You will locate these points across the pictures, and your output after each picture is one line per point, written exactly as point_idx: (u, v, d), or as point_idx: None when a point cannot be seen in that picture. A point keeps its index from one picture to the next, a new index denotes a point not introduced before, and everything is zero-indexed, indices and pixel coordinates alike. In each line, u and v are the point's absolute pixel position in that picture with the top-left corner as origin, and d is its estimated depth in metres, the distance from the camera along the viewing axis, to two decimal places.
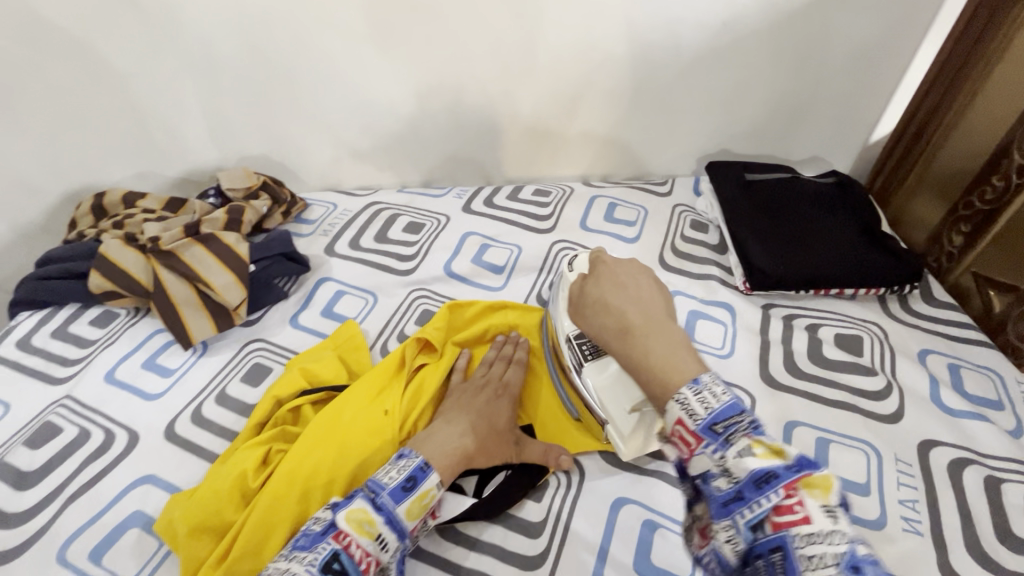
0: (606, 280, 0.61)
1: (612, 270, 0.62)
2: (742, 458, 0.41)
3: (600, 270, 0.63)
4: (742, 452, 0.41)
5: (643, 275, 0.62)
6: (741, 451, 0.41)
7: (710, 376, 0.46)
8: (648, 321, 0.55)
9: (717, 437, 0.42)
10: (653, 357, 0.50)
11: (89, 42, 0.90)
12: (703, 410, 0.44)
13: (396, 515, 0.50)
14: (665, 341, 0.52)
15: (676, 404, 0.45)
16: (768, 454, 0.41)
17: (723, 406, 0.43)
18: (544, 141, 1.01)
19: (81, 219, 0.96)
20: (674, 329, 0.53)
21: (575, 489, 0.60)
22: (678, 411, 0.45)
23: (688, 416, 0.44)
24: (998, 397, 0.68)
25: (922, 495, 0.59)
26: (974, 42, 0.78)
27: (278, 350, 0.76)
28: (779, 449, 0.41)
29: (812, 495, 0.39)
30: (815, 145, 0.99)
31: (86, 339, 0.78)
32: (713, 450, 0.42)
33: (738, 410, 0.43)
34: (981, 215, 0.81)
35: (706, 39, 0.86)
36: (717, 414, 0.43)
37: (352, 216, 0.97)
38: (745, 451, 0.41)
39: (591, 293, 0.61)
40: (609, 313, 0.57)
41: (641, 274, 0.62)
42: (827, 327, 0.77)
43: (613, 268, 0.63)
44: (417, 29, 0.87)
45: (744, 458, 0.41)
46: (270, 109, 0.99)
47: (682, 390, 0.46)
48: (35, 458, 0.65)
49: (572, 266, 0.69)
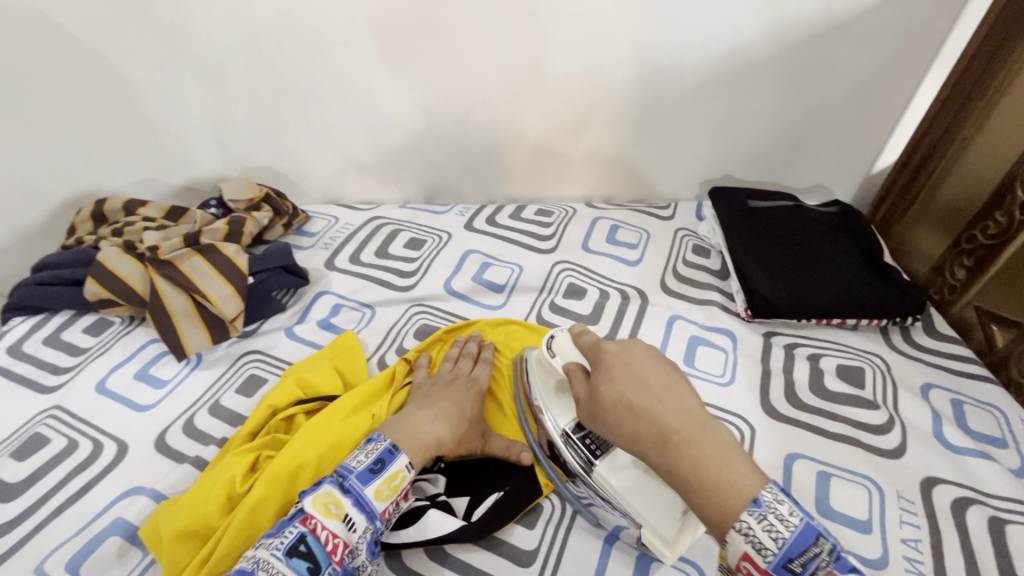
0: (618, 373, 0.52)
1: (621, 359, 0.53)
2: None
3: (607, 361, 0.53)
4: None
5: (654, 356, 0.53)
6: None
7: (771, 492, 0.41)
8: (685, 418, 0.47)
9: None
10: (708, 472, 0.43)
11: (99, 50, 0.91)
12: (773, 543, 0.40)
13: (363, 496, 0.51)
14: (709, 445, 0.45)
15: (740, 537, 0.40)
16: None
17: (796, 535, 0.40)
18: (548, 162, 1.01)
19: (81, 225, 0.95)
20: (713, 425, 0.46)
21: (569, 516, 0.59)
22: (744, 546, 0.40)
23: (756, 552, 0.40)
24: (1001, 435, 0.67)
25: (925, 534, 0.58)
26: (976, 79, 0.79)
27: (273, 362, 0.75)
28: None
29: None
30: (818, 174, 0.99)
31: (79, 347, 0.77)
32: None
33: (813, 538, 0.40)
34: (984, 250, 0.81)
35: (712, 65, 0.86)
36: (791, 548, 0.40)
37: (354, 230, 0.97)
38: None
39: (607, 393, 0.51)
40: (636, 415, 0.48)
41: (651, 355, 0.54)
42: (829, 358, 0.77)
43: (621, 356, 0.53)
44: (427, 48, 0.88)
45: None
46: (277, 121, 0.99)
47: (740, 518, 0.41)
48: (20, 469, 0.63)
49: (550, 349, 0.60)
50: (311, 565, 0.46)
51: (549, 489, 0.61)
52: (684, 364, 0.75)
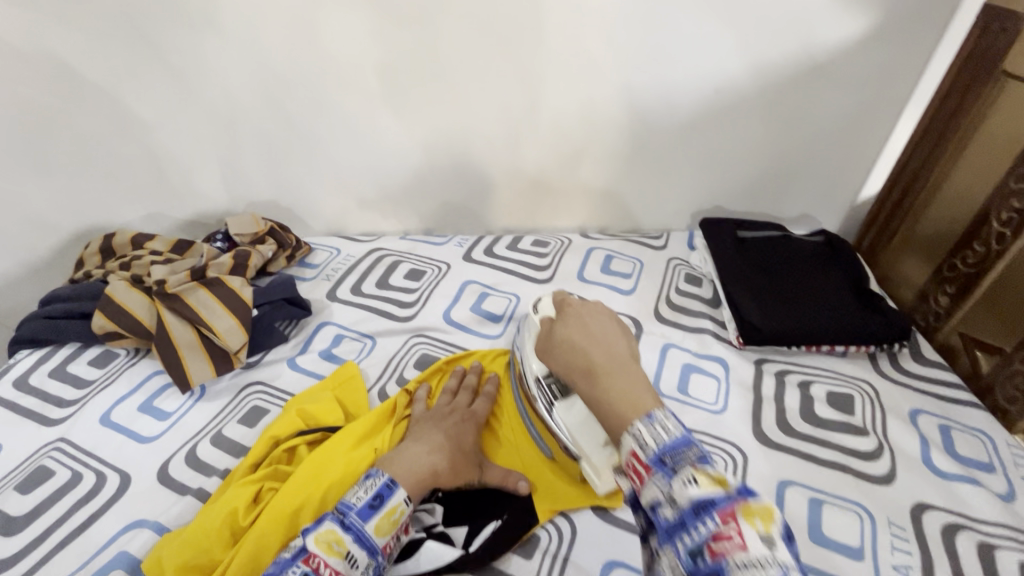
0: (571, 320, 0.56)
1: (578, 311, 0.57)
2: (686, 487, 0.37)
3: (566, 312, 0.58)
4: (687, 482, 0.38)
5: (608, 316, 0.56)
6: (686, 479, 0.38)
7: (663, 412, 0.43)
8: (612, 359, 0.50)
9: (665, 468, 0.39)
10: (616, 395, 0.46)
11: (113, 92, 0.95)
12: (653, 441, 0.41)
13: (364, 532, 0.52)
14: (625, 380, 0.47)
15: (630, 435, 0.42)
16: (711, 483, 0.37)
17: (674, 438, 0.40)
18: (544, 195, 1.05)
19: (88, 258, 0.98)
20: (636, 368, 0.49)
21: (566, 547, 0.59)
22: (630, 443, 0.42)
23: (641, 448, 0.41)
24: (989, 460, 0.69)
25: (916, 560, 0.59)
26: (951, 113, 0.83)
27: (276, 393, 0.77)
28: (722, 479, 0.37)
29: (750, 524, 0.35)
30: (805, 205, 1.02)
31: (84, 380, 0.78)
32: (662, 480, 0.39)
33: (687, 444, 0.40)
34: (964, 278, 0.83)
35: (699, 105, 0.91)
36: (666, 447, 0.40)
37: (355, 262, 0.99)
38: (688, 479, 0.38)
39: (557, 333, 0.55)
40: (573, 350, 0.51)
41: (606, 314, 0.57)
42: (819, 384, 0.78)
43: (579, 309, 0.57)
44: (427, 89, 0.92)
45: (687, 487, 0.37)
46: (282, 158, 1.03)
47: (633, 425, 0.42)
48: (24, 502, 0.64)
49: (537, 308, 0.70)
50: None
51: (547, 520, 0.62)
52: (678, 392, 0.77)
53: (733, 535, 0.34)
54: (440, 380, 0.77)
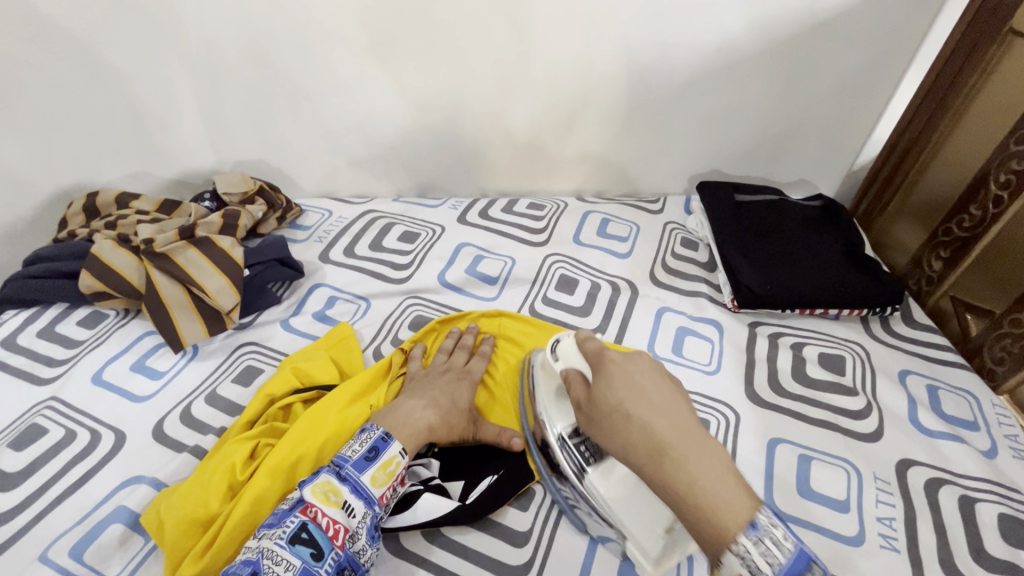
0: (618, 382, 0.52)
1: (623, 369, 0.53)
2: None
3: (609, 369, 0.54)
4: (786, 571, 0.39)
5: (654, 367, 0.54)
6: (786, 570, 0.39)
7: (766, 516, 0.41)
8: (680, 433, 0.47)
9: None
10: (699, 490, 0.43)
11: (90, 43, 0.91)
12: (764, 558, 0.40)
13: (360, 483, 0.53)
14: (705, 464, 0.44)
15: (735, 556, 0.40)
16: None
17: (787, 549, 0.40)
18: (540, 157, 1.03)
19: (72, 218, 0.95)
20: (710, 442, 0.46)
21: (560, 498, 0.60)
22: (740, 566, 0.40)
23: (753, 573, 0.40)
24: (974, 419, 0.70)
25: (899, 512, 0.61)
26: (954, 73, 0.82)
27: (270, 353, 0.76)
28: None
29: None
30: (803, 169, 1.01)
31: (74, 340, 0.77)
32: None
33: (793, 543, 0.40)
34: (959, 242, 0.84)
35: (700, 62, 0.88)
36: (771, 548, 0.40)
37: (347, 223, 0.98)
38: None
39: (606, 400, 0.52)
40: (631, 424, 0.49)
41: (651, 364, 0.54)
42: (811, 346, 0.79)
43: (619, 361, 0.54)
44: (419, 43, 0.89)
45: (786, 572, 0.39)
46: (269, 115, 0.99)
47: (736, 540, 0.40)
48: (18, 459, 0.64)
49: (555, 354, 0.62)
50: (314, 551, 0.48)
51: (541, 474, 0.63)
52: (672, 353, 0.77)
53: None
54: (434, 339, 0.77)
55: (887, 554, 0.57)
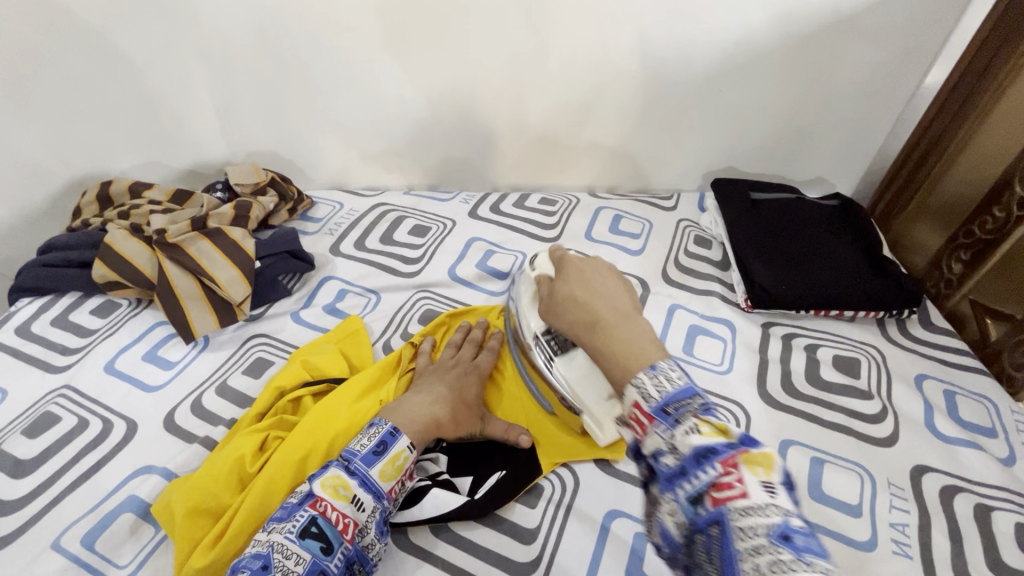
0: (572, 278, 0.56)
1: (579, 269, 0.57)
2: (688, 436, 0.37)
3: (567, 270, 0.58)
4: (689, 430, 0.37)
5: (609, 271, 0.57)
6: (688, 428, 0.37)
7: (667, 363, 0.42)
8: (614, 310, 0.50)
9: (667, 417, 0.38)
10: (619, 347, 0.45)
11: (104, 32, 0.91)
12: (657, 392, 0.40)
13: (369, 478, 0.53)
14: (630, 331, 0.47)
15: (633, 387, 0.41)
16: (713, 432, 0.37)
17: (677, 389, 0.40)
18: (553, 152, 1.02)
19: (86, 207, 0.96)
20: (638, 319, 0.49)
21: (568, 496, 0.60)
22: (634, 394, 0.41)
23: (643, 398, 0.40)
24: (992, 425, 0.69)
25: (913, 519, 0.60)
26: (983, 68, 0.79)
27: (280, 345, 0.76)
28: (725, 428, 0.37)
29: (750, 470, 0.34)
30: (820, 167, 1.00)
31: (87, 329, 0.78)
32: (663, 429, 0.38)
33: (690, 394, 0.39)
34: (981, 245, 0.82)
35: (717, 57, 0.86)
36: (669, 397, 0.39)
37: (358, 216, 0.98)
38: (691, 428, 0.37)
39: (559, 290, 0.56)
40: (576, 305, 0.52)
41: (607, 269, 0.58)
42: (826, 348, 0.78)
43: (578, 263, 0.58)
44: (432, 35, 0.88)
45: (689, 435, 0.37)
46: (281, 106, 0.99)
47: (637, 376, 0.42)
48: (32, 446, 0.64)
49: (533, 265, 0.68)
50: (324, 545, 0.48)
51: (550, 471, 0.62)
52: (684, 353, 0.76)
53: (735, 483, 0.34)
54: (444, 333, 0.77)
55: (900, 561, 0.57)
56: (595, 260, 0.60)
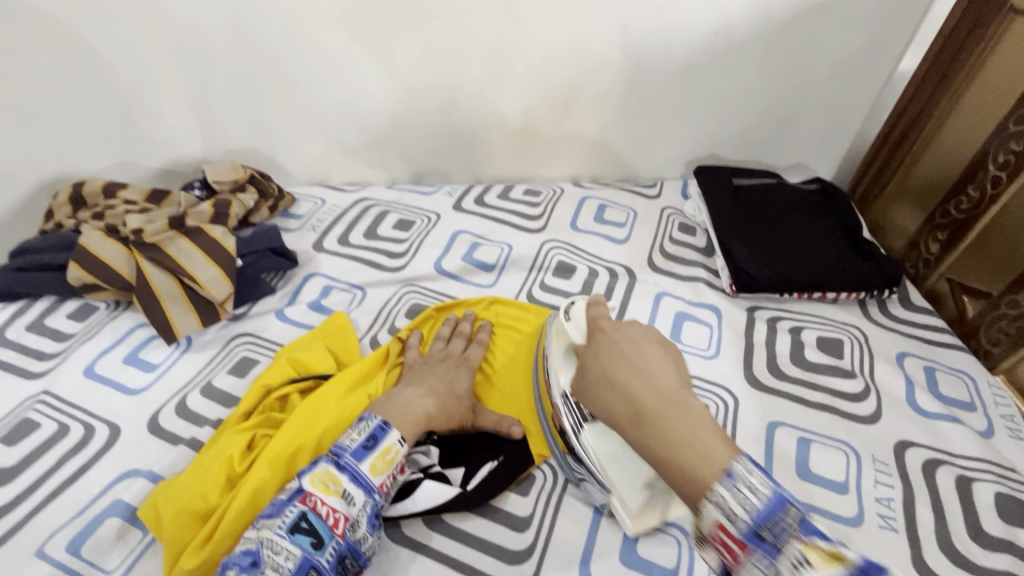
0: (607, 349, 0.49)
1: (615, 341, 0.50)
2: (797, 570, 0.34)
3: (601, 340, 0.51)
4: (798, 565, 0.34)
5: (651, 341, 0.50)
6: (795, 560, 0.35)
7: (743, 464, 0.38)
8: (662, 395, 0.44)
9: (764, 544, 0.36)
10: (676, 446, 0.40)
11: (72, 28, 0.88)
12: (744, 510, 0.37)
13: (359, 472, 0.52)
14: (684, 422, 0.41)
15: (712, 504, 0.37)
16: (826, 561, 0.34)
17: (767, 502, 0.36)
18: (536, 143, 1.02)
19: (58, 209, 0.93)
20: (690, 401, 0.43)
21: (561, 485, 0.60)
22: (714, 513, 0.37)
23: (728, 519, 0.37)
24: (970, 399, 0.71)
25: (898, 493, 0.61)
26: (955, 51, 0.81)
27: (265, 343, 0.75)
28: (838, 554, 0.34)
29: None
30: (801, 153, 1.01)
31: (64, 333, 0.76)
32: (762, 560, 0.36)
33: (784, 507, 0.36)
34: (957, 224, 0.83)
35: (699, 44, 0.87)
36: (759, 515, 0.36)
37: (341, 212, 0.96)
38: (799, 560, 0.35)
39: (591, 367, 0.49)
40: (615, 392, 0.46)
41: (648, 334, 0.51)
42: (810, 330, 0.79)
43: (614, 333, 0.51)
44: (411, 26, 0.86)
45: (799, 570, 0.34)
46: (260, 101, 0.97)
47: (714, 489, 0.38)
48: (11, 454, 0.63)
49: (569, 315, 0.61)
50: (314, 540, 0.47)
51: (541, 461, 0.62)
52: (671, 338, 0.77)
53: None
54: (431, 327, 0.76)
55: (886, 535, 0.58)
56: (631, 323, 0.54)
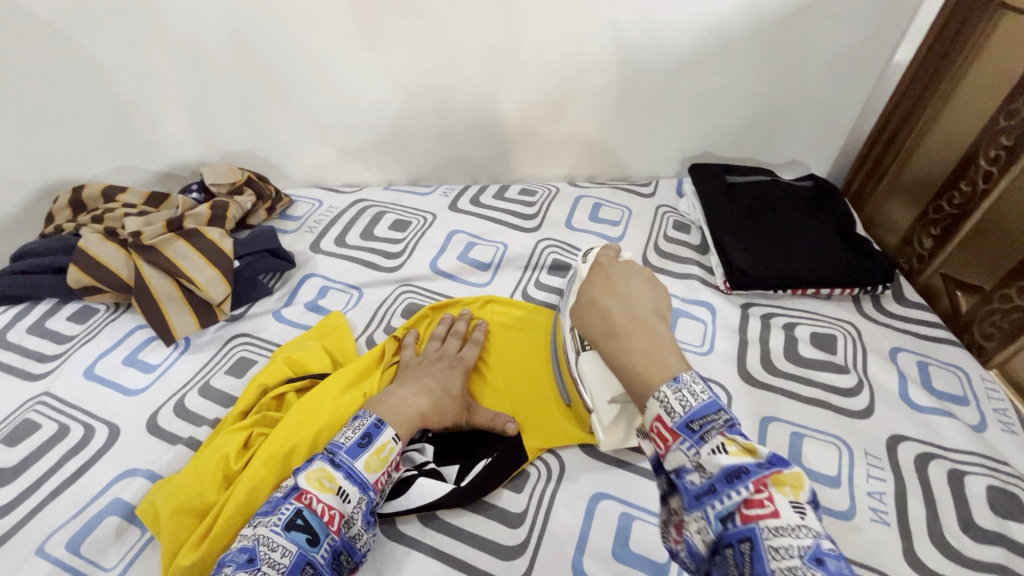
0: (599, 282, 0.60)
1: (606, 273, 0.61)
2: (715, 454, 0.41)
3: (596, 274, 0.62)
4: (715, 450, 0.41)
5: (640, 277, 0.60)
6: (715, 447, 0.41)
7: (689, 375, 0.47)
8: (633, 317, 0.54)
9: (692, 434, 0.43)
10: (636, 356, 0.50)
11: (70, 35, 0.89)
12: (681, 408, 0.44)
13: (354, 469, 0.53)
14: (646, 338, 0.51)
15: (655, 401, 0.46)
16: (740, 452, 0.41)
17: (701, 404, 0.44)
18: (531, 143, 1.02)
19: (58, 213, 0.94)
20: (658, 327, 0.53)
21: (554, 481, 0.61)
22: (656, 408, 0.45)
23: (666, 413, 0.45)
24: (963, 394, 0.71)
25: (890, 487, 0.61)
26: (947, 46, 0.81)
27: (263, 344, 0.76)
28: (751, 448, 0.41)
29: (780, 492, 0.39)
30: (795, 150, 1.01)
31: (64, 335, 0.77)
32: (688, 447, 0.43)
33: (715, 410, 0.44)
34: (950, 220, 0.84)
35: (690, 44, 0.87)
36: (692, 412, 0.44)
37: (338, 213, 0.97)
38: (717, 448, 0.41)
39: (585, 293, 0.60)
40: (594, 309, 0.57)
41: (638, 273, 0.61)
42: (803, 326, 0.80)
43: (609, 268, 0.62)
44: (405, 29, 0.87)
45: (715, 455, 0.41)
46: (257, 105, 0.98)
47: (659, 389, 0.46)
48: (12, 454, 0.64)
49: (585, 258, 0.69)
50: (310, 537, 0.48)
51: (535, 457, 0.63)
52: None
53: (765, 502, 0.38)
54: (427, 326, 0.77)
55: (878, 528, 0.58)
56: (627, 263, 0.64)
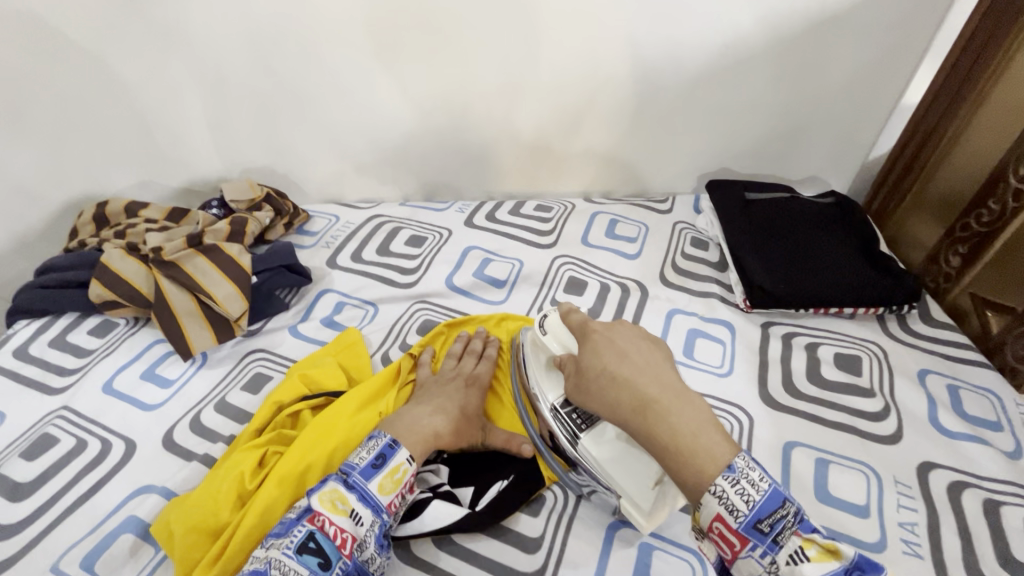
0: (602, 348, 0.54)
1: (609, 338, 0.55)
2: (795, 560, 0.41)
3: (595, 339, 0.56)
4: (795, 556, 0.41)
5: (641, 339, 0.56)
6: (794, 553, 0.41)
7: (743, 460, 0.44)
8: (664, 387, 0.49)
9: (762, 535, 0.42)
10: (683, 434, 0.46)
11: (99, 55, 0.91)
12: (744, 504, 0.42)
13: (367, 491, 0.52)
14: (687, 417, 0.47)
15: (714, 499, 0.42)
16: (820, 554, 0.41)
17: (764, 498, 0.42)
18: (546, 159, 1.02)
19: (81, 227, 0.96)
20: (691, 397, 0.49)
21: (571, 506, 0.59)
22: (716, 507, 0.42)
23: (728, 512, 0.42)
24: (997, 419, 0.68)
25: (922, 517, 0.59)
26: (972, 61, 0.79)
27: (279, 360, 0.76)
28: (831, 548, 0.41)
29: None
30: (814, 166, 1.00)
31: (85, 349, 0.78)
32: (761, 551, 0.42)
33: (780, 502, 0.42)
34: (977, 238, 0.82)
35: (707, 59, 0.87)
36: (758, 510, 0.42)
37: (354, 228, 0.98)
38: (797, 554, 0.41)
39: (591, 365, 0.54)
40: (616, 385, 0.51)
41: (636, 334, 0.56)
42: (827, 346, 0.78)
43: (605, 333, 0.56)
44: (423, 47, 0.88)
45: (798, 563, 0.40)
46: (276, 122, 1.00)
47: (715, 481, 0.43)
48: (30, 469, 0.64)
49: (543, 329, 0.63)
50: (322, 560, 0.47)
51: (552, 481, 0.61)
52: (684, 355, 0.76)
53: None
54: (443, 343, 0.76)
55: (911, 561, 0.56)
56: (619, 323, 0.59)
